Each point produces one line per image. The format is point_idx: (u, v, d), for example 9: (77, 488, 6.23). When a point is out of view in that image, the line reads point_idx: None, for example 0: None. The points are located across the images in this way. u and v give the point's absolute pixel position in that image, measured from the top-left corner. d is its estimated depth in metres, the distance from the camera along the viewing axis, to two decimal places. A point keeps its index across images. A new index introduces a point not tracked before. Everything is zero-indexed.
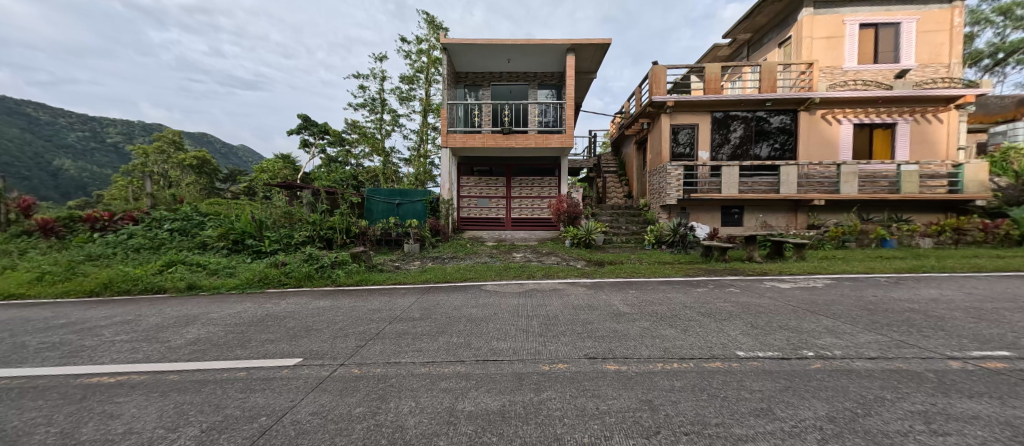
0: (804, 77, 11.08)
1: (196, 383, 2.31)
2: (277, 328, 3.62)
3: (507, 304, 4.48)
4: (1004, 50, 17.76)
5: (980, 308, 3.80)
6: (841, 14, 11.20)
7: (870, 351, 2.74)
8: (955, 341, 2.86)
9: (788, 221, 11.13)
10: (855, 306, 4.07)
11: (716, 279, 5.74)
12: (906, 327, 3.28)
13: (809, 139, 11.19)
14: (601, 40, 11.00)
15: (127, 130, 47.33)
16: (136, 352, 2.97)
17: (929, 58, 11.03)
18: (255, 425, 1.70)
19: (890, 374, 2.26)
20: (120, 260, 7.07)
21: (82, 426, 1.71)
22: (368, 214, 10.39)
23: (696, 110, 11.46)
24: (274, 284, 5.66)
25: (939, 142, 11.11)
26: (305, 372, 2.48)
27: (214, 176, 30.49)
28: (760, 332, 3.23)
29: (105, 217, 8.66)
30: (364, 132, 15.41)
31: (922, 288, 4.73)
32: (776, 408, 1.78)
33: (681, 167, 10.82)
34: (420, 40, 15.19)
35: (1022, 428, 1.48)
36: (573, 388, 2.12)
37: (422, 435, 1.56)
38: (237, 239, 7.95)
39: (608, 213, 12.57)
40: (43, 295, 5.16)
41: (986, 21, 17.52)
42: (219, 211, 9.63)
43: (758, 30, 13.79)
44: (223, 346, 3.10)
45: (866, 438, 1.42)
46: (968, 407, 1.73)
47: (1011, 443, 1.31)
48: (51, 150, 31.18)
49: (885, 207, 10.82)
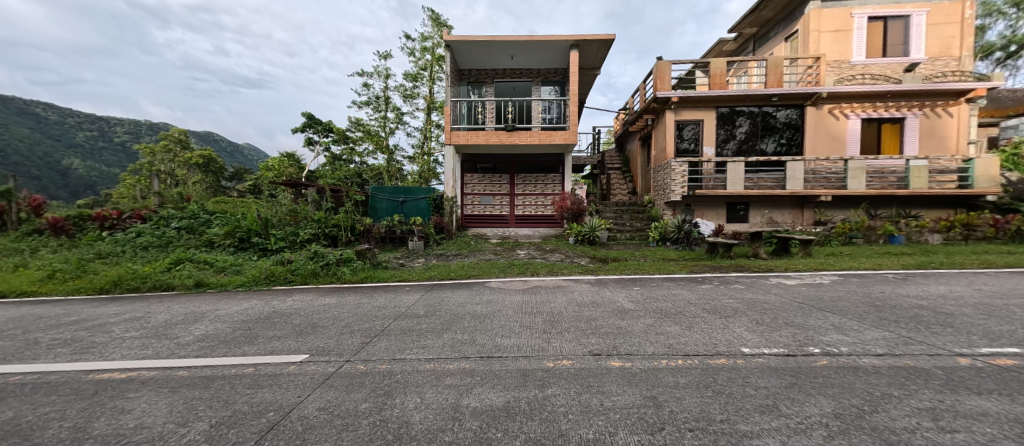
0: (811, 71, 10.91)
1: (205, 379, 2.34)
2: (284, 325, 3.66)
3: (511, 300, 4.51)
4: (1016, 42, 17.39)
5: (991, 305, 3.75)
6: (850, 7, 11.00)
7: (877, 347, 2.72)
8: (964, 339, 2.83)
9: (794, 218, 11.02)
10: (862, 303, 4.03)
11: (721, 276, 5.71)
12: (914, 324, 3.25)
13: (815, 134, 11.06)
14: (605, 34, 10.89)
15: (133, 130, 47.52)
16: (145, 349, 3.02)
17: (940, 52, 10.81)
18: (263, 420, 1.73)
19: (897, 370, 2.25)
20: (129, 258, 7.17)
21: (94, 421, 1.74)
22: (373, 212, 10.52)
23: (701, 105, 11.31)
24: (281, 281, 5.71)
25: (950, 136, 10.89)
26: (312, 368, 2.51)
27: (220, 175, 30.60)
28: (765, 329, 3.22)
29: (114, 216, 8.81)
30: (368, 130, 15.49)
31: (931, 285, 4.67)
32: (781, 404, 1.78)
33: (685, 164, 10.77)
34: (424, 37, 15.10)
35: None
36: (578, 385, 2.12)
37: (427, 430, 1.57)
38: (243, 237, 8.01)
39: (611, 210, 12.51)
40: (55, 292, 5.25)
41: (998, 13, 17.24)
42: (225, 209, 9.71)
43: (764, 24, 13.66)
44: (231, 343, 3.14)
45: (873, 436, 1.41)
46: (977, 404, 1.72)
47: (1020, 441, 1.31)
48: (60, 150, 31.36)
49: (893, 203, 10.69)
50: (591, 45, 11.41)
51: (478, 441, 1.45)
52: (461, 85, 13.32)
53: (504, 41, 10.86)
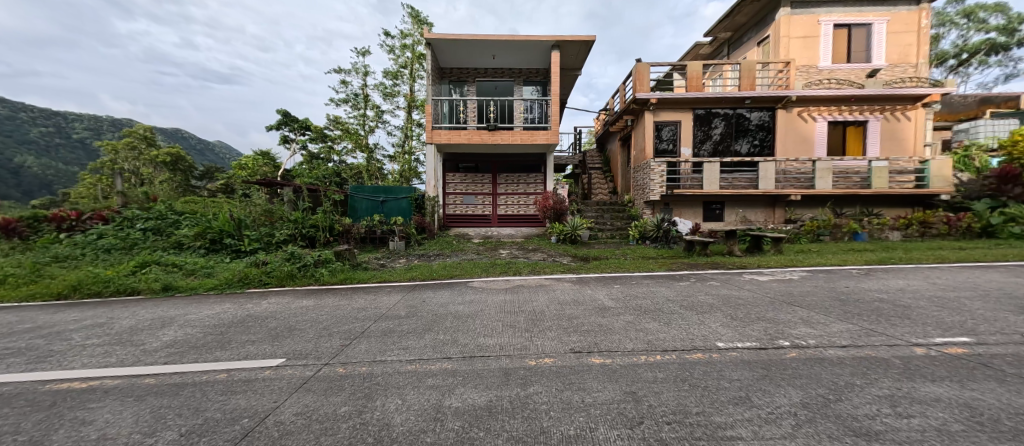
0: (782, 75, 11.33)
1: (174, 386, 2.25)
2: (259, 329, 3.56)
3: (494, 300, 4.50)
4: (967, 50, 18.57)
5: (944, 297, 4.02)
6: (817, 14, 11.47)
7: (842, 339, 2.86)
8: (920, 329, 3.02)
9: (767, 216, 11.45)
10: (829, 296, 4.23)
11: (698, 273, 5.87)
12: (875, 316, 3.44)
13: (786, 136, 11.50)
14: (586, 36, 11.00)
15: (94, 125, 44.72)
16: (108, 356, 2.87)
17: (898, 59, 11.43)
18: (237, 427, 1.68)
19: (859, 361, 2.37)
20: (90, 261, 6.78)
21: (52, 433, 1.65)
22: (351, 212, 10.32)
23: (679, 107, 11.58)
24: (256, 284, 5.53)
25: (908, 139, 11.53)
26: (289, 372, 2.45)
27: (189, 173, 29.18)
28: (739, 324, 3.34)
29: (72, 216, 8.30)
30: (346, 128, 15.11)
31: (891, 279, 4.96)
32: (753, 396, 1.85)
33: (663, 164, 10.99)
34: (404, 35, 14.86)
35: (979, 409, 1.58)
36: (559, 382, 2.14)
37: (409, 432, 1.56)
38: (215, 239, 7.69)
39: (593, 209, 12.65)
40: (7, 299, 4.91)
41: (951, 23, 18.39)
42: (196, 210, 9.32)
43: (738, 29, 14.11)
44: (202, 348, 3.03)
45: (841, 424, 1.47)
46: (930, 390, 1.84)
47: (970, 426, 1.40)
48: (11, 146, 29.17)
49: (857, 202, 11.25)
50: (573, 46, 11.51)
51: (459, 441, 1.45)
52: (443, 83, 13.21)
53: (485, 40, 10.82)
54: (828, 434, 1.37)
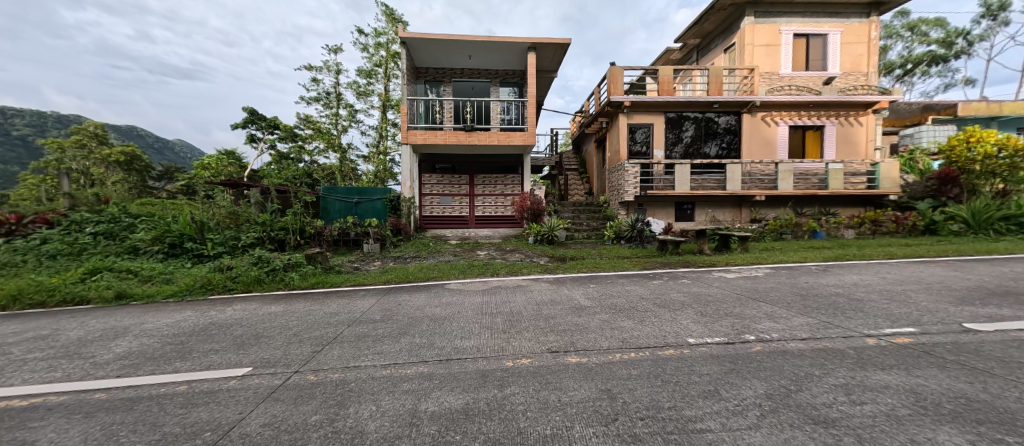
0: (747, 81, 11.87)
1: (128, 401, 2.11)
2: (224, 337, 3.39)
3: (472, 302, 4.47)
4: (911, 61, 20.09)
5: (892, 290, 4.33)
6: (778, 23, 12.08)
7: (802, 332, 3.02)
8: (872, 321, 3.23)
9: (734, 216, 11.96)
10: (791, 292, 4.47)
11: (670, 272, 6.05)
12: (831, 310, 3.65)
13: (751, 139, 12.05)
14: (561, 39, 11.15)
15: (38, 120, 41.16)
16: (53, 371, 2.66)
17: (851, 67, 12.19)
18: (198, 441, 1.59)
19: (818, 352, 2.51)
20: (31, 268, 6.27)
21: None
22: (323, 214, 10.00)
23: (651, 110, 11.91)
24: (220, 290, 5.29)
25: (860, 142, 12.30)
26: (256, 382, 2.34)
27: (145, 173, 27.31)
28: (709, 320, 3.47)
29: (10, 219, 7.56)
30: (318, 127, 14.65)
31: (846, 275, 5.29)
32: (721, 389, 1.92)
33: (637, 165, 11.27)
34: (379, 33, 14.57)
35: (922, 394, 1.71)
36: (536, 382, 2.16)
37: (384, 438, 1.53)
38: (175, 243, 7.28)
39: (569, 210, 12.82)
40: None
41: (897, 35, 19.84)
42: (154, 212, 8.82)
43: (706, 36, 14.67)
44: (160, 359, 2.86)
45: (800, 413, 1.55)
46: (881, 378, 1.97)
47: (916, 410, 1.50)
48: None
49: (816, 202, 11.91)
50: (549, 48, 11.63)
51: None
52: (419, 83, 13.07)
53: (461, 41, 10.78)
54: (790, 423, 1.44)
